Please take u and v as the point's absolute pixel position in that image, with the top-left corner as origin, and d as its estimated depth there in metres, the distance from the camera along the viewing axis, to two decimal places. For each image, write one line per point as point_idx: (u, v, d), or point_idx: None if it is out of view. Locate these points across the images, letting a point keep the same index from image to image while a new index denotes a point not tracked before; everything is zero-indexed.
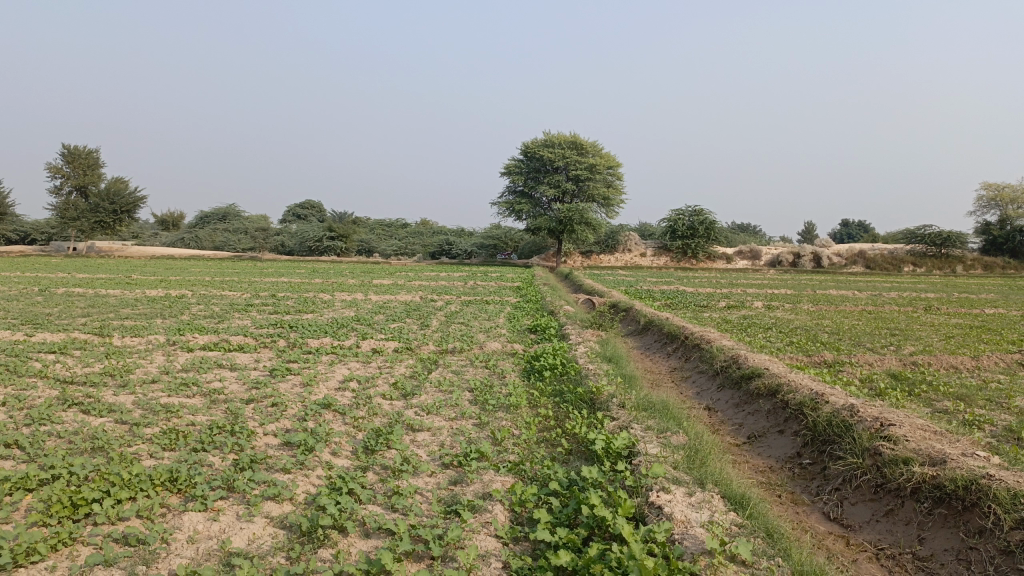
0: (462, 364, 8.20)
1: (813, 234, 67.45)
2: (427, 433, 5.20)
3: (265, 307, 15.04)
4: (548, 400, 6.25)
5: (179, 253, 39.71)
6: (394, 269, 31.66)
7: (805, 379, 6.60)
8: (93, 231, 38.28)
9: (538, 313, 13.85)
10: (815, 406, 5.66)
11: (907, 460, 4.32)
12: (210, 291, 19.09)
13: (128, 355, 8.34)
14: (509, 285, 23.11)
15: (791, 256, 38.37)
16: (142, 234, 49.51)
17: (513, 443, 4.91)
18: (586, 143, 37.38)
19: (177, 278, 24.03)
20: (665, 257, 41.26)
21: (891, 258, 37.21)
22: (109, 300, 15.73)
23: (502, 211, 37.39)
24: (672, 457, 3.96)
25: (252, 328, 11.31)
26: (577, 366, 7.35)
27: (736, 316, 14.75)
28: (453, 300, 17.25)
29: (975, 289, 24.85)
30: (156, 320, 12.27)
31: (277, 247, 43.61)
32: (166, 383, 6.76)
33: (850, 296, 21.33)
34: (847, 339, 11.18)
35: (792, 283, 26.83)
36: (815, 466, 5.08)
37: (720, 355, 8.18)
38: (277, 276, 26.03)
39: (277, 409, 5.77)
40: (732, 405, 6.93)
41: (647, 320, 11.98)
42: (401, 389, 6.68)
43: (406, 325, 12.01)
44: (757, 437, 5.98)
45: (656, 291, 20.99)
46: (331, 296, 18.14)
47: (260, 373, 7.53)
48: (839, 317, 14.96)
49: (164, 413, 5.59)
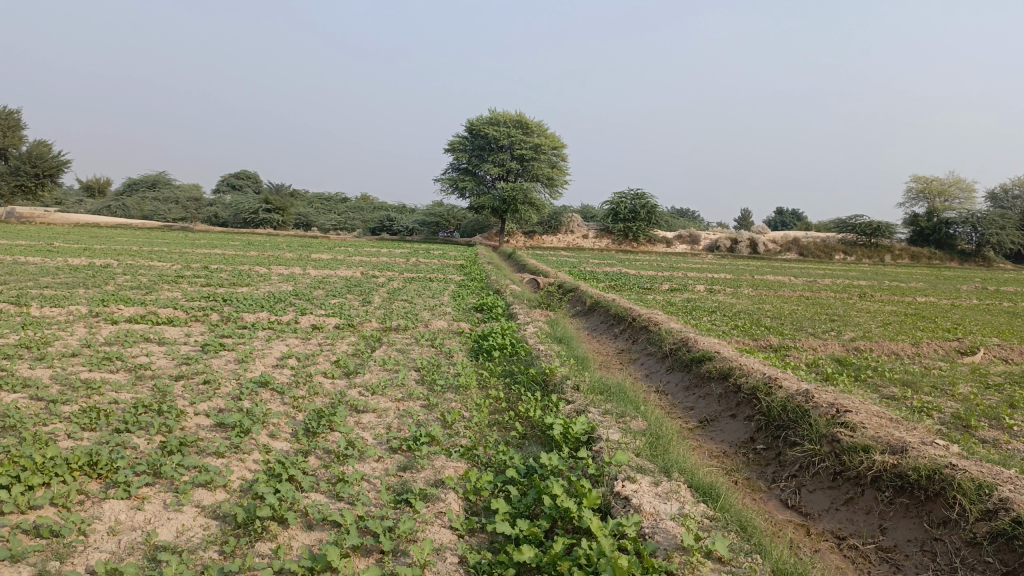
0: (407, 342, 7.90)
1: (749, 221, 68.81)
2: (373, 415, 4.92)
3: (197, 279, 14.41)
4: (498, 381, 6.04)
5: (105, 221, 38.01)
6: (333, 244, 30.92)
7: (757, 363, 6.53)
8: (13, 195, 36.32)
9: (482, 292, 13.60)
10: (768, 391, 5.58)
11: (867, 447, 4.25)
12: (137, 261, 18.23)
13: (46, 326, 7.77)
14: (452, 263, 22.81)
15: (729, 242, 38.96)
16: (66, 200, 47.28)
17: (463, 427, 4.68)
18: (531, 122, 37.09)
19: (102, 247, 22.91)
20: (606, 239, 41.43)
21: (824, 246, 38.17)
22: (28, 268, 14.84)
23: (445, 188, 36.88)
24: (634, 443, 3.79)
25: (183, 301, 10.76)
26: (526, 346, 7.15)
27: (679, 299, 14.77)
28: (395, 277, 16.86)
29: (904, 279, 25.57)
30: (78, 290, 11.56)
31: (210, 218, 42.19)
32: (88, 357, 6.29)
33: (786, 281, 21.69)
34: (789, 324, 11.28)
35: (731, 268, 27.22)
36: (769, 452, 5.00)
37: (669, 337, 8.08)
38: (210, 248, 25.09)
39: (210, 387, 5.39)
40: (682, 388, 6.84)
41: (593, 301, 11.86)
42: (344, 367, 6.36)
43: (347, 301, 11.63)
44: (709, 421, 5.89)
45: (600, 273, 20.96)
46: (268, 269, 17.53)
47: (191, 348, 7.10)
48: (779, 302, 15.14)
49: (85, 389, 5.16)
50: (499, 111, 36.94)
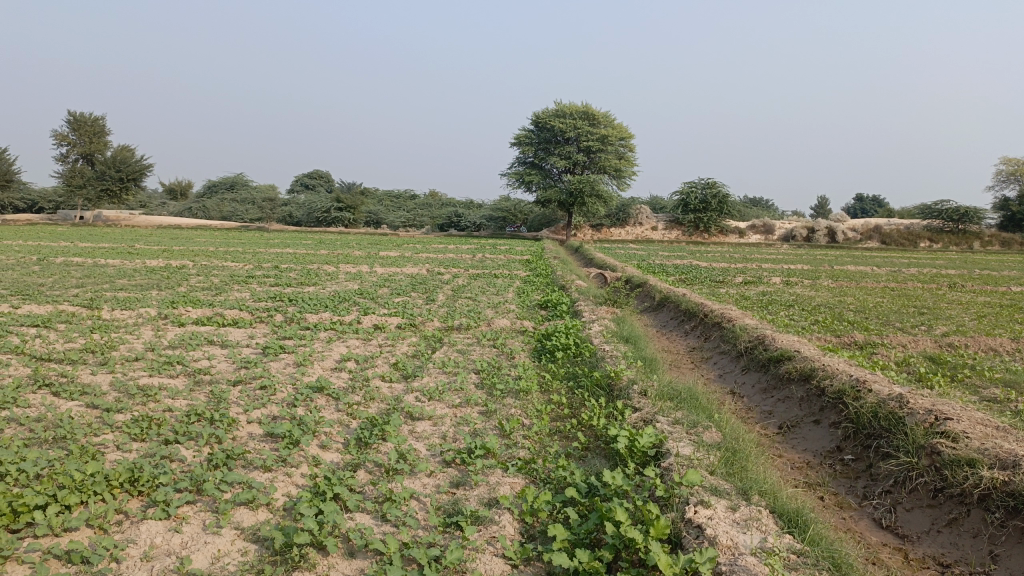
0: (468, 342, 7.68)
1: (827, 210, 66.30)
2: (428, 423, 4.68)
3: (265, 278, 14.57)
4: (561, 385, 5.75)
5: (185, 223, 39.25)
6: (402, 241, 31.13)
7: (841, 363, 6.05)
8: (100, 200, 37.86)
9: (548, 288, 13.32)
10: (856, 395, 5.12)
11: (972, 461, 3.78)
12: (211, 262, 18.60)
13: (115, 329, 7.85)
14: (519, 258, 22.56)
15: (805, 231, 37.52)
16: (150, 203, 49.05)
17: (522, 437, 4.41)
18: (598, 113, 36.52)
19: (179, 248, 23.54)
20: (676, 230, 40.56)
21: (907, 233, 36.47)
22: (107, 271, 15.27)
23: (511, 183, 36.64)
24: (707, 460, 3.43)
25: (250, 302, 10.82)
26: (591, 347, 6.83)
27: (754, 292, 14.15)
28: (461, 273, 16.73)
29: (995, 267, 24.10)
30: (151, 291, 11.76)
31: (284, 218, 43.15)
32: (149, 361, 6.27)
33: (868, 272, 20.65)
34: (874, 318, 10.60)
35: (807, 258, 26.20)
36: (859, 463, 4.57)
37: (744, 334, 7.64)
38: (283, 247, 25.51)
39: (265, 393, 5.27)
40: (759, 390, 6.40)
41: (663, 296, 11.42)
42: (402, 370, 6.17)
43: (411, 300, 11.53)
44: (789, 427, 5.47)
45: (669, 266, 20.38)
46: (336, 268, 17.63)
47: (251, 350, 7.04)
48: (862, 294, 14.35)
49: (141, 397, 5.09)
50: (565, 103, 36.51)
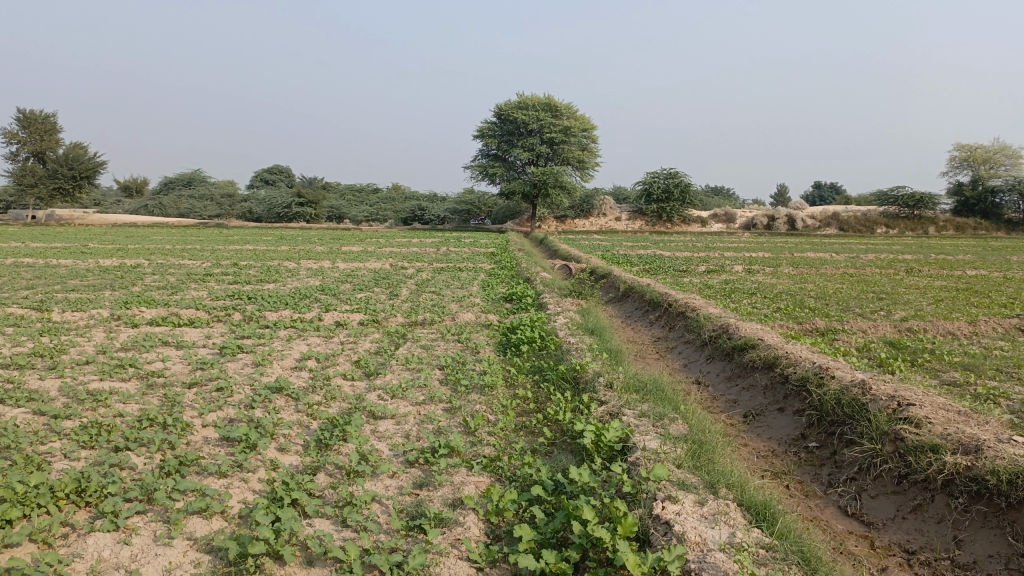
0: (432, 338, 7.57)
1: (786, 198, 67.22)
2: (391, 422, 4.58)
3: (224, 276, 14.28)
4: (526, 379, 5.68)
5: (142, 221, 38.40)
6: (365, 235, 30.83)
7: (804, 351, 6.06)
8: (53, 198, 36.87)
9: (513, 281, 13.26)
10: (820, 382, 5.13)
11: (935, 447, 3.80)
12: (168, 260, 18.19)
13: (65, 331, 7.59)
14: (483, 251, 22.47)
15: (765, 219, 37.97)
16: (105, 201, 47.89)
17: (488, 434, 4.32)
18: (560, 104, 36.52)
19: (135, 247, 22.98)
20: (639, 221, 40.78)
21: (864, 220, 37.14)
22: (59, 271, 14.82)
23: (475, 175, 36.47)
24: (674, 453, 3.38)
25: (208, 300, 10.57)
26: (557, 340, 6.77)
27: (718, 281, 14.23)
28: (425, 268, 16.57)
29: (950, 252, 24.62)
30: (104, 292, 11.43)
31: (244, 214, 42.48)
32: (100, 364, 6.06)
33: (828, 259, 20.95)
34: (835, 304, 10.73)
35: (768, 246, 26.50)
36: (824, 451, 4.58)
37: (708, 323, 7.64)
38: (243, 244, 25.08)
39: (221, 395, 5.11)
40: (724, 379, 6.40)
41: (627, 286, 11.42)
42: (364, 368, 6.04)
43: (374, 295, 11.38)
44: (754, 415, 5.46)
45: (633, 256, 20.44)
46: (297, 264, 17.36)
47: (208, 351, 6.85)
48: (822, 281, 14.53)
49: (91, 402, 4.90)
50: (527, 95, 36.46)
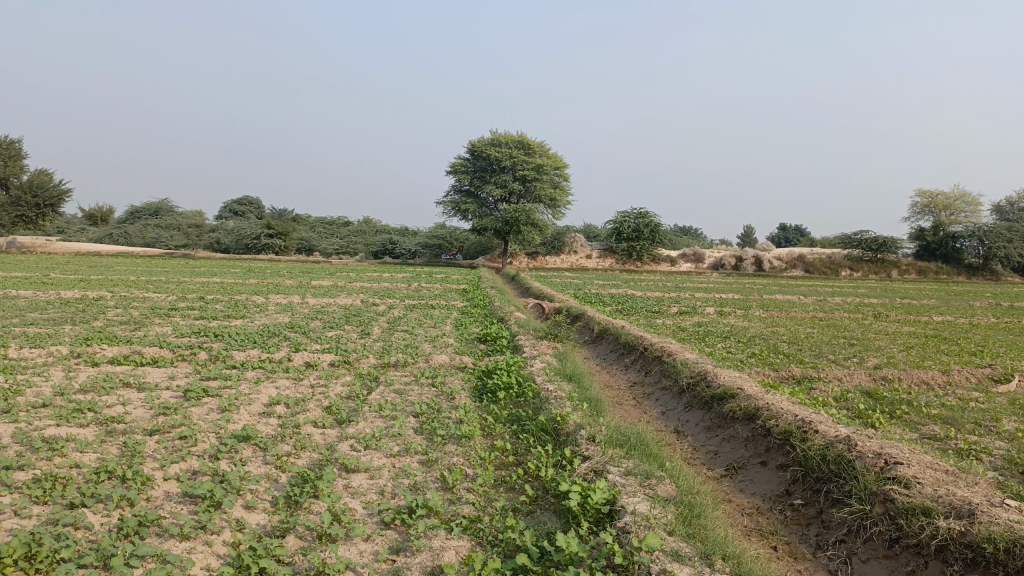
0: (406, 381, 7.37)
1: (753, 238, 68.23)
2: (365, 476, 4.38)
3: (190, 311, 13.93)
4: (504, 428, 5.52)
5: (106, 250, 37.67)
6: (335, 269, 30.52)
7: (784, 401, 5.98)
8: (14, 225, 36.06)
9: (486, 320, 13.12)
10: (803, 437, 5.04)
11: (926, 509, 3.71)
12: (131, 293, 17.73)
13: (21, 370, 7.25)
14: (455, 287, 22.33)
15: (733, 260, 38.39)
16: (68, 229, 46.96)
17: (467, 490, 4.14)
18: (533, 142, 36.84)
19: (98, 277, 22.43)
20: (610, 259, 40.99)
21: (829, 262, 37.76)
22: (17, 303, 14.35)
23: (447, 211, 36.44)
24: (665, 519, 3.27)
25: (171, 337, 10.25)
26: (534, 387, 6.62)
27: (690, 323, 14.22)
28: (396, 304, 16.39)
29: (914, 296, 25.05)
30: (64, 327, 11.04)
31: (212, 244, 41.92)
32: (57, 408, 5.75)
33: (796, 301, 21.18)
34: (808, 349, 10.73)
35: (738, 287, 26.75)
36: (809, 509, 4.49)
37: (685, 370, 7.55)
38: (209, 276, 24.66)
39: (185, 444, 4.87)
40: (703, 429, 6.30)
41: (602, 328, 11.36)
42: (336, 415, 5.82)
43: (344, 334, 11.16)
44: (736, 469, 5.35)
45: (606, 295, 20.44)
46: (265, 299, 17.04)
47: (172, 394, 6.57)
48: (794, 324, 14.61)
49: (44, 451, 4.61)
50: (500, 132, 36.72)
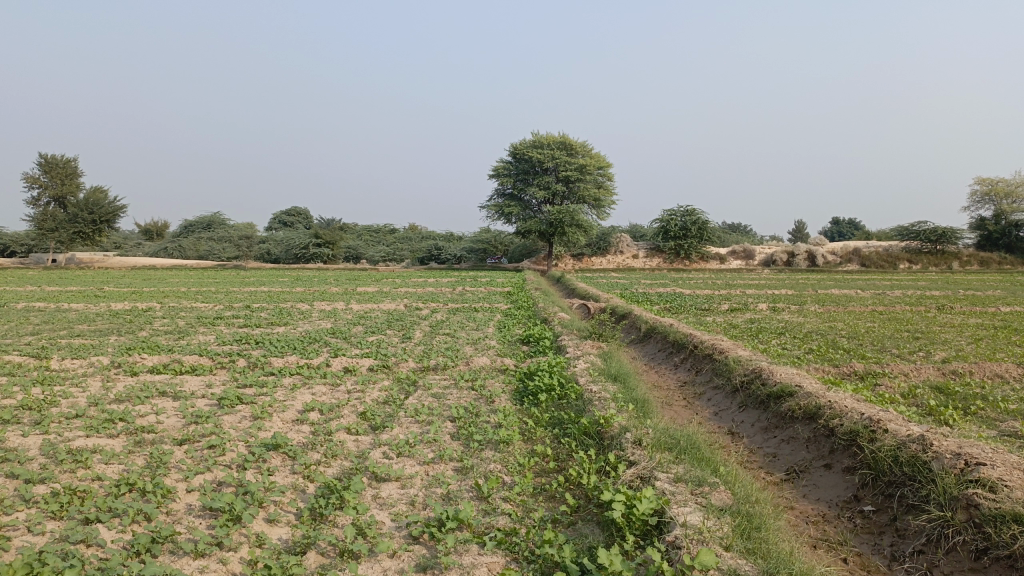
0: (445, 385, 7.11)
1: (805, 234, 66.75)
2: (395, 485, 4.11)
3: (234, 320, 13.94)
4: (546, 432, 5.20)
5: (160, 263, 38.45)
6: (381, 276, 30.53)
7: (848, 399, 5.55)
8: (73, 242, 36.99)
9: (530, 322, 12.83)
10: (871, 437, 4.63)
11: (1018, 517, 3.29)
12: (181, 303, 17.90)
13: (59, 382, 7.20)
14: (500, 290, 22.14)
15: (785, 255, 37.35)
16: (124, 245, 48.05)
17: (504, 500, 3.85)
18: (575, 143, 36.51)
19: (150, 290, 22.75)
20: (657, 258, 40.33)
21: (886, 255, 36.49)
22: (69, 315, 14.55)
23: (491, 215, 36.29)
24: (721, 533, 2.94)
25: (213, 345, 10.19)
26: (577, 388, 6.29)
27: (742, 321, 13.70)
28: (440, 308, 16.21)
29: (979, 287, 23.97)
30: (109, 338, 11.09)
31: (262, 255, 42.45)
32: (88, 419, 5.62)
33: (853, 295, 20.39)
34: (869, 345, 10.18)
35: (791, 283, 25.93)
36: (882, 516, 4.09)
37: (739, 368, 7.14)
38: (258, 286, 24.84)
39: (212, 453, 4.67)
40: (760, 430, 5.89)
41: (650, 327, 10.94)
42: (370, 422, 5.59)
43: (386, 338, 11.00)
44: (797, 472, 4.95)
45: (654, 295, 19.94)
46: (310, 306, 17.00)
47: (207, 403, 6.43)
48: (853, 319, 13.95)
49: (69, 463, 4.45)
50: (542, 134, 36.46)
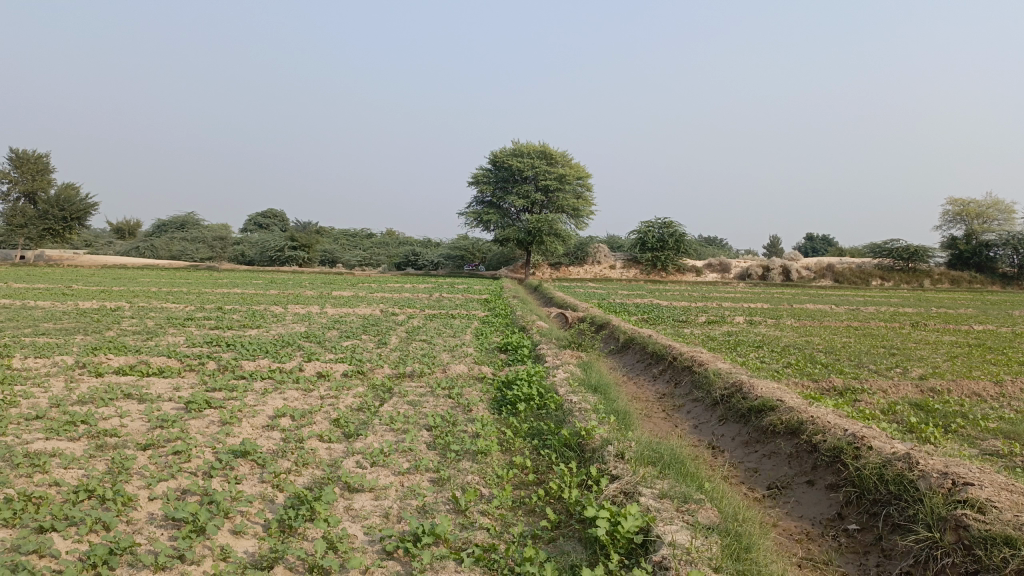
0: (421, 392, 6.95)
1: (780, 249, 67.41)
2: (369, 497, 3.96)
3: (206, 321, 13.67)
4: (525, 443, 5.08)
5: (132, 263, 37.81)
6: (356, 281, 30.25)
7: (830, 414, 5.48)
8: (42, 239, 36.25)
9: (507, 330, 12.72)
10: (856, 454, 4.55)
11: (1008, 540, 3.21)
12: (151, 304, 17.56)
13: (20, 381, 6.94)
14: (477, 297, 22.00)
15: (760, 269, 37.60)
16: (95, 243, 47.23)
17: (482, 514, 3.71)
18: (555, 152, 36.51)
19: (120, 289, 22.30)
20: (634, 269, 40.41)
21: (859, 271, 36.88)
22: (34, 313, 14.17)
23: (469, 222, 36.16)
24: (709, 553, 2.83)
25: (183, 347, 9.94)
26: (557, 398, 6.17)
27: (719, 333, 13.69)
28: (416, 314, 16.03)
29: (950, 305, 24.22)
30: (75, 337, 10.78)
31: (236, 257, 41.92)
32: (49, 421, 5.40)
33: (828, 311, 20.49)
34: (846, 360, 10.17)
35: (766, 297, 26.06)
36: (866, 535, 4.00)
37: (719, 381, 7.05)
38: (230, 288, 24.47)
39: (177, 460, 4.49)
40: (741, 444, 5.80)
41: (628, 338, 10.86)
42: (344, 429, 5.42)
43: (361, 343, 10.81)
44: (779, 489, 4.87)
45: (631, 305, 19.91)
46: (284, 309, 16.75)
47: (174, 406, 6.22)
48: (829, 334, 13.98)
49: (26, 466, 4.24)
50: (522, 142, 36.42)
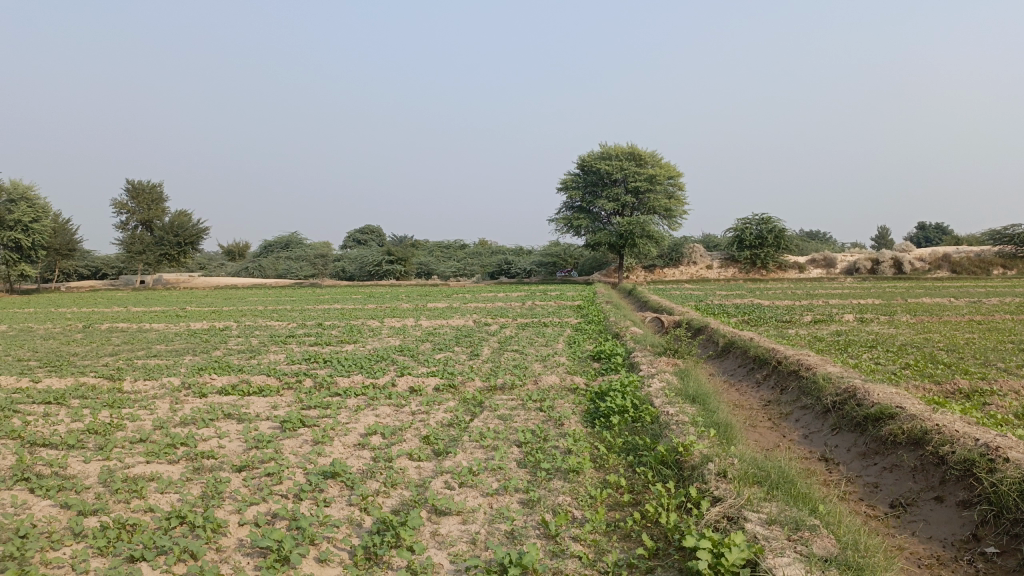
0: (512, 406, 6.79)
1: (890, 241, 64.06)
2: (457, 520, 3.82)
3: (305, 338, 13.96)
4: (620, 460, 4.83)
5: (241, 283, 39.48)
6: (451, 292, 30.52)
7: (957, 420, 4.98)
8: (159, 264, 38.29)
9: (601, 337, 12.42)
10: (991, 468, 4.08)
11: None
12: (256, 322, 18.17)
13: (128, 404, 7.20)
14: (570, 304, 21.75)
15: (869, 263, 35.72)
16: (208, 266, 49.61)
17: (573, 540, 3.50)
18: (644, 153, 35.87)
19: (228, 309, 23.23)
20: (732, 268, 39.21)
21: (978, 261, 34.44)
22: (149, 336, 14.85)
23: (560, 228, 35.98)
24: None
25: (283, 365, 10.14)
26: (652, 410, 5.89)
27: (828, 333, 12.95)
28: (509, 324, 15.93)
29: None
30: (183, 358, 11.20)
31: (337, 273, 43.13)
32: (150, 444, 5.52)
33: (947, 304, 19.13)
34: (971, 358, 9.37)
35: (877, 292, 24.65)
36: (1009, 560, 3.56)
37: (830, 386, 6.58)
38: (331, 304, 25.11)
39: (269, 482, 4.48)
40: (858, 456, 5.36)
41: (728, 342, 10.39)
42: (433, 446, 5.32)
43: (454, 356, 10.77)
44: (905, 506, 4.44)
45: (731, 307, 19.18)
46: (380, 323, 16.98)
47: (270, 426, 6.28)
48: (949, 330, 12.98)
49: (125, 492, 4.32)
50: (610, 145, 36.01)
